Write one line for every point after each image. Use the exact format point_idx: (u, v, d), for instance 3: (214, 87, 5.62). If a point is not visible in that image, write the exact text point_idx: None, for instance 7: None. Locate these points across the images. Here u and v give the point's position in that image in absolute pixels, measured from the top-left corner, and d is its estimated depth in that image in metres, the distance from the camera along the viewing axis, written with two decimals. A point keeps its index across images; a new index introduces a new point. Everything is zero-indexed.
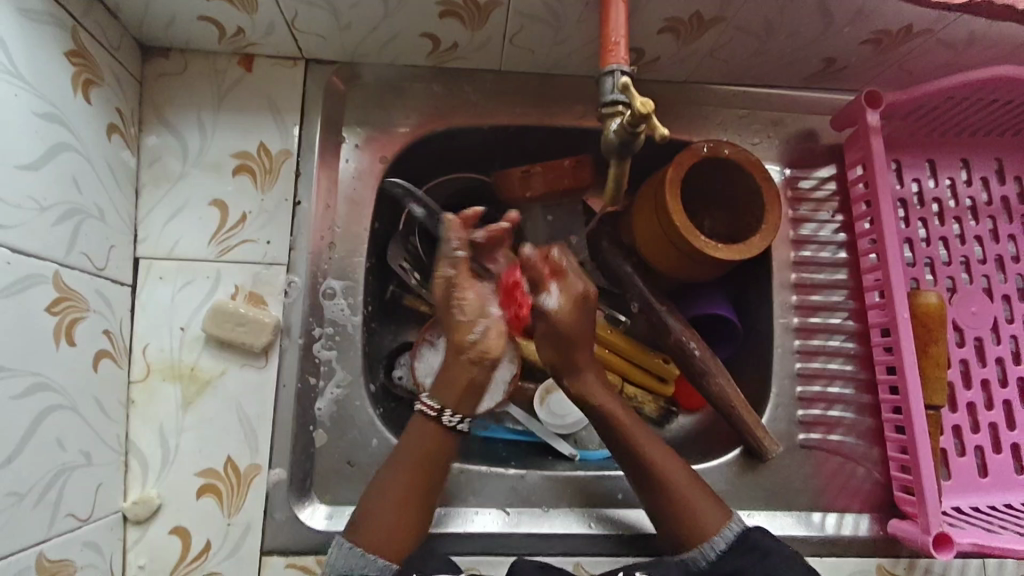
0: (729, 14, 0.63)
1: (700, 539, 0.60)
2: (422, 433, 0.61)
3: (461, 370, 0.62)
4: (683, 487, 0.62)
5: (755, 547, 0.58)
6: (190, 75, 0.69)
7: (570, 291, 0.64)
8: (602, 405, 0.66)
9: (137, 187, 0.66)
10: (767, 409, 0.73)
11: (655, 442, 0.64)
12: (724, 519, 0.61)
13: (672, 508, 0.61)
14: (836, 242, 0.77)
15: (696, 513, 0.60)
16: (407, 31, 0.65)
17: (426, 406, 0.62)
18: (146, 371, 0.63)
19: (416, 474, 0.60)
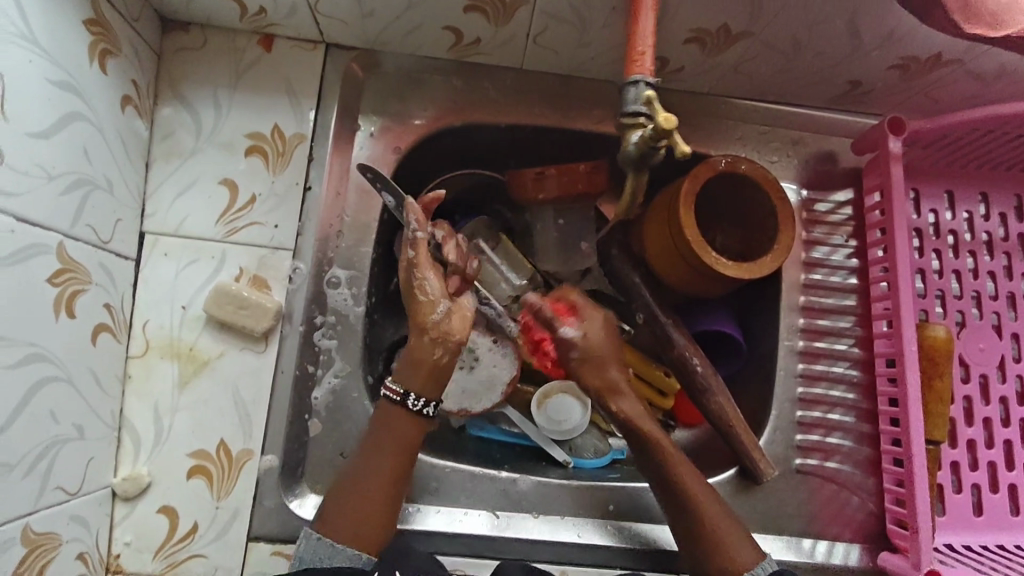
0: (757, 30, 0.62)
1: (734, 574, 0.59)
2: (399, 423, 0.61)
3: (424, 351, 0.61)
4: (718, 520, 0.61)
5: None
6: (209, 52, 0.68)
7: (593, 326, 0.66)
8: (644, 428, 0.64)
9: (147, 161, 0.66)
10: (764, 431, 0.72)
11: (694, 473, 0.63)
12: (757, 556, 0.60)
13: (705, 541, 0.60)
14: (848, 268, 0.76)
15: (732, 549, 0.60)
16: (430, 22, 0.64)
17: (390, 391, 0.61)
18: (145, 347, 0.63)
19: (395, 468, 0.60)
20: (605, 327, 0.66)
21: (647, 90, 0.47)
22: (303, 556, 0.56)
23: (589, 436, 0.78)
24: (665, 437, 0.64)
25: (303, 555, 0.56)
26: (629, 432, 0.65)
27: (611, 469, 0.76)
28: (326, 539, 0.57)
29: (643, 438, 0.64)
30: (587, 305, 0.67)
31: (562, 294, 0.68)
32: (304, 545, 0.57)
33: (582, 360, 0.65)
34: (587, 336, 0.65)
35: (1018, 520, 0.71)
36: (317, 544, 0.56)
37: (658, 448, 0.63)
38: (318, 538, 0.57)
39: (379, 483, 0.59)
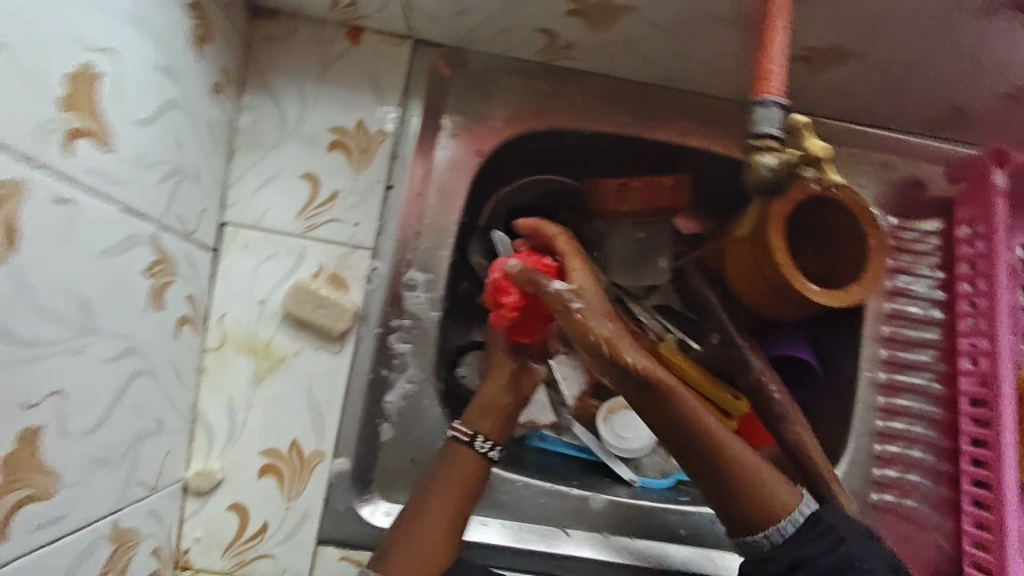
0: (867, 51, 0.59)
1: (770, 516, 0.52)
2: (464, 465, 0.61)
3: (496, 399, 0.65)
4: (753, 463, 0.53)
5: (829, 530, 0.51)
6: (295, 41, 0.66)
7: (584, 277, 0.57)
8: (661, 379, 0.52)
9: (231, 151, 0.64)
10: (840, 462, 0.71)
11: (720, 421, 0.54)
12: (796, 496, 0.53)
13: (742, 492, 0.53)
14: (932, 300, 0.74)
15: (773, 494, 0.53)
16: (526, 23, 0.62)
17: (459, 432, 0.62)
18: (221, 341, 0.62)
19: (453, 509, 0.59)
20: (589, 274, 0.58)
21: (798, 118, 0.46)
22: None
23: (655, 456, 0.76)
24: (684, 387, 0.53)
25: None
26: (638, 386, 0.52)
27: (679, 491, 0.74)
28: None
29: (660, 391, 0.52)
30: (576, 256, 0.60)
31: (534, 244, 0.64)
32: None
33: (583, 314, 0.53)
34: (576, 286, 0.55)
35: None
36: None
37: (678, 403, 0.52)
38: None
39: (437, 522, 0.57)
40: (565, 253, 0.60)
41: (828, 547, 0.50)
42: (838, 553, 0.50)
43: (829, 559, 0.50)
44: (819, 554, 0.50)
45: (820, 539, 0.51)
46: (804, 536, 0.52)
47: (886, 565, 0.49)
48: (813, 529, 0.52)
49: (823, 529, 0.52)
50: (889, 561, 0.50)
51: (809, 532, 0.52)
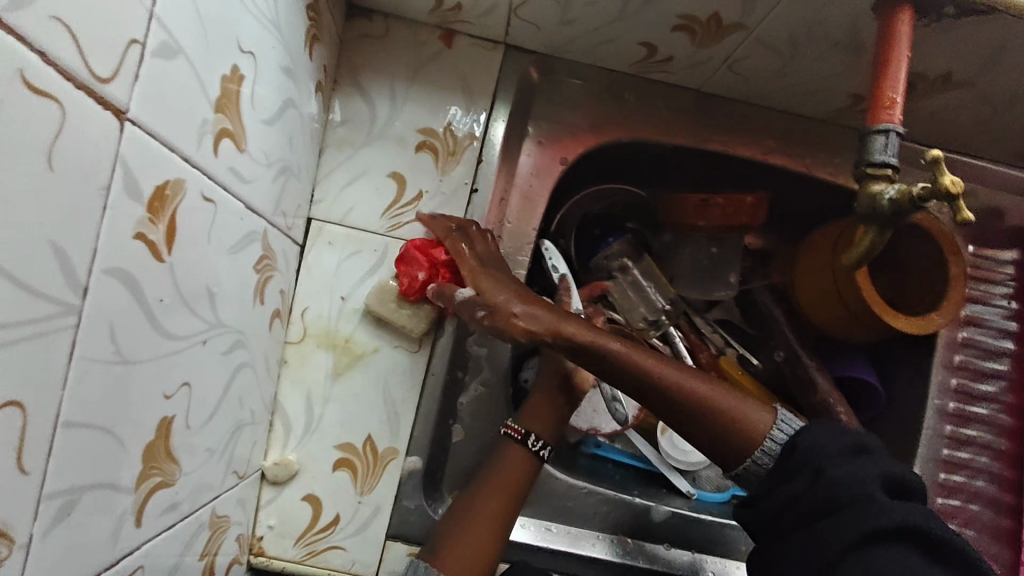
0: (978, 82, 0.59)
1: (750, 443, 0.51)
2: (514, 464, 0.61)
3: (545, 403, 0.65)
4: (715, 393, 0.53)
5: (809, 459, 0.48)
6: (390, 41, 0.67)
7: (481, 278, 0.58)
8: (581, 340, 0.55)
9: (322, 147, 0.65)
10: (917, 454, 0.71)
11: (665, 363, 0.55)
12: (767, 413, 0.53)
13: (712, 425, 0.52)
14: (1005, 331, 0.74)
15: (743, 420, 0.52)
16: (627, 36, 0.62)
17: (511, 429, 0.63)
18: (302, 334, 0.63)
19: (499, 510, 0.59)
20: (490, 270, 0.59)
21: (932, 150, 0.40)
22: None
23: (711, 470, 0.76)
24: (613, 341, 0.55)
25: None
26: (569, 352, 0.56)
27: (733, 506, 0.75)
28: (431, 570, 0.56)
29: (588, 350, 0.55)
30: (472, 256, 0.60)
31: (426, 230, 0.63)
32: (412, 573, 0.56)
33: (489, 316, 0.57)
34: (481, 288, 0.58)
35: None
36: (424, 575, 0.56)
37: (615, 358, 0.54)
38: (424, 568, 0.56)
39: (483, 520, 0.58)
40: (460, 258, 0.59)
41: (810, 481, 0.47)
42: (818, 484, 0.47)
43: (811, 493, 0.47)
44: (799, 491, 0.47)
45: (798, 469, 0.48)
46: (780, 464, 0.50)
47: (875, 482, 0.46)
48: (791, 455, 0.49)
49: (800, 459, 0.49)
50: (878, 475, 0.46)
51: (787, 463, 0.49)
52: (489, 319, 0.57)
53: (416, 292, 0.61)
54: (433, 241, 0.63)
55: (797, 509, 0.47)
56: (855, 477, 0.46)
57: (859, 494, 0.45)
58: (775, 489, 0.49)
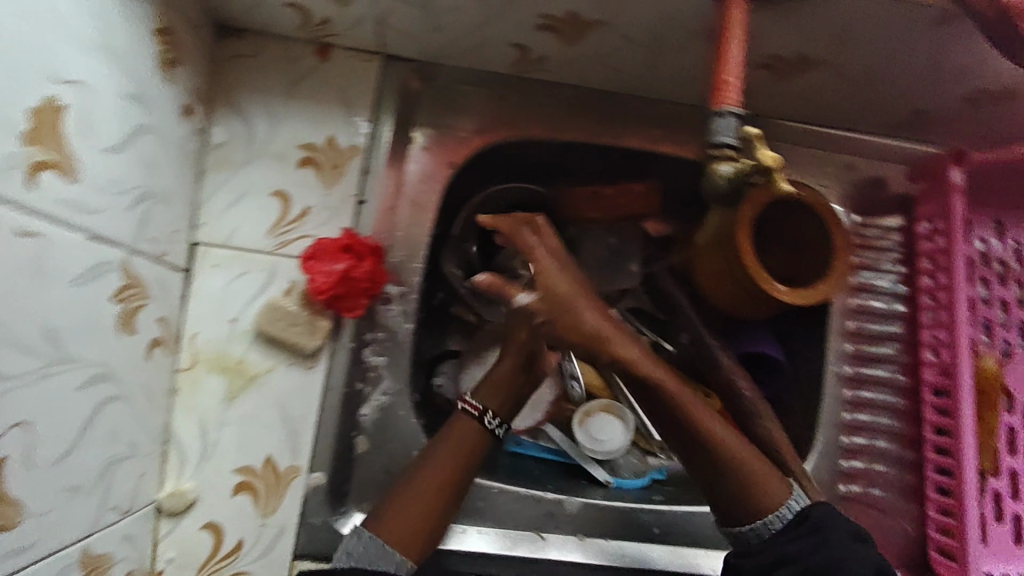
0: (834, 59, 0.60)
1: (763, 510, 0.56)
2: (465, 432, 0.64)
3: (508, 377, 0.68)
4: (748, 458, 0.57)
5: (815, 529, 0.53)
6: (264, 60, 0.66)
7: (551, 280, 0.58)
8: (639, 366, 0.58)
9: (201, 170, 0.64)
10: (810, 455, 0.73)
11: (719, 423, 0.58)
12: (784, 487, 0.57)
13: (734, 485, 0.57)
14: (895, 294, 0.76)
15: (762, 488, 0.56)
16: (497, 39, 0.62)
17: (469, 406, 0.65)
18: (193, 360, 0.62)
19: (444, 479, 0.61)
20: (563, 271, 0.59)
21: (749, 128, 0.46)
22: (353, 550, 0.57)
23: (629, 457, 0.78)
24: (687, 396, 0.58)
25: (354, 550, 0.57)
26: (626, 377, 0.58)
27: (653, 491, 0.76)
28: (377, 538, 0.58)
29: (644, 380, 0.58)
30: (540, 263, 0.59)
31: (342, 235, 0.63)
32: (353, 542, 0.58)
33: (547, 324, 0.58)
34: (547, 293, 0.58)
35: None
36: (369, 544, 0.57)
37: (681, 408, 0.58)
38: (370, 536, 0.58)
39: (424, 491, 0.60)
40: (529, 256, 0.60)
41: (812, 547, 0.52)
42: (820, 553, 0.51)
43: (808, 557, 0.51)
44: (800, 554, 0.51)
45: (804, 536, 0.53)
46: (786, 531, 0.54)
47: (865, 563, 0.50)
48: (798, 526, 0.54)
49: (807, 527, 0.54)
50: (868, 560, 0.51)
51: (795, 528, 0.54)
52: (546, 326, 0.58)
53: (332, 283, 0.61)
54: (346, 238, 0.62)
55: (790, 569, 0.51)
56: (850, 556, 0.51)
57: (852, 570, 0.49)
58: (774, 544, 0.54)
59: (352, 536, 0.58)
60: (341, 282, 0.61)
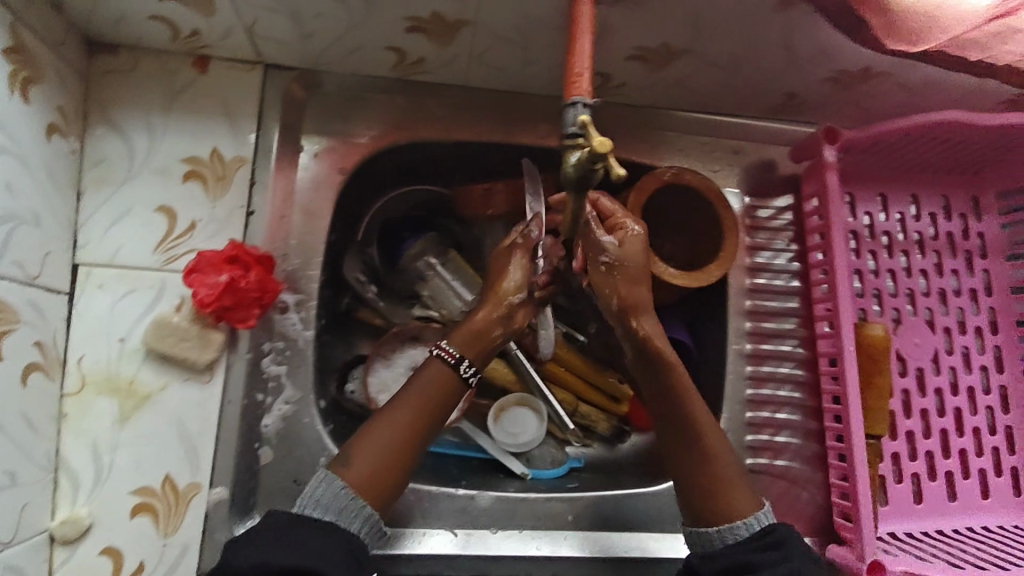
0: (696, 49, 0.62)
1: (726, 517, 0.59)
2: (439, 383, 0.63)
3: (485, 323, 0.65)
4: (729, 468, 0.61)
5: (781, 543, 0.55)
6: (140, 74, 0.65)
7: (634, 242, 0.61)
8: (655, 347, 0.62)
9: (78, 190, 0.63)
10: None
11: (716, 434, 0.62)
12: (756, 504, 0.60)
13: (714, 488, 0.60)
14: (790, 272, 0.79)
15: (735, 497, 0.60)
16: (371, 42, 0.63)
17: (444, 353, 0.64)
18: (80, 384, 0.61)
19: (414, 432, 0.61)
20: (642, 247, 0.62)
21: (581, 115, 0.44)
22: (321, 497, 0.56)
23: (546, 447, 0.79)
24: (698, 403, 0.62)
25: (323, 499, 0.56)
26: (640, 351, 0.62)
27: (568, 478, 0.78)
28: (349, 488, 0.56)
29: (653, 356, 0.62)
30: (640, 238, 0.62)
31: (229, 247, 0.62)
32: (323, 487, 0.56)
33: (611, 268, 0.61)
34: (623, 248, 0.60)
35: (953, 506, 0.76)
36: (339, 493, 0.56)
37: (690, 414, 0.62)
38: (342, 486, 0.56)
39: (396, 442, 0.60)
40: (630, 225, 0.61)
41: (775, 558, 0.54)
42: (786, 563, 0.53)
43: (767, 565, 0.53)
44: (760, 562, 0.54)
45: (766, 549, 0.55)
46: (751, 540, 0.57)
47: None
48: (763, 537, 0.56)
49: (773, 539, 0.56)
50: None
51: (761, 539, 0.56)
52: (606, 266, 0.60)
53: (217, 295, 0.60)
54: (230, 250, 0.62)
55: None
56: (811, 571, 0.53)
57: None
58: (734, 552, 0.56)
59: (321, 481, 0.57)
60: (224, 294, 0.61)
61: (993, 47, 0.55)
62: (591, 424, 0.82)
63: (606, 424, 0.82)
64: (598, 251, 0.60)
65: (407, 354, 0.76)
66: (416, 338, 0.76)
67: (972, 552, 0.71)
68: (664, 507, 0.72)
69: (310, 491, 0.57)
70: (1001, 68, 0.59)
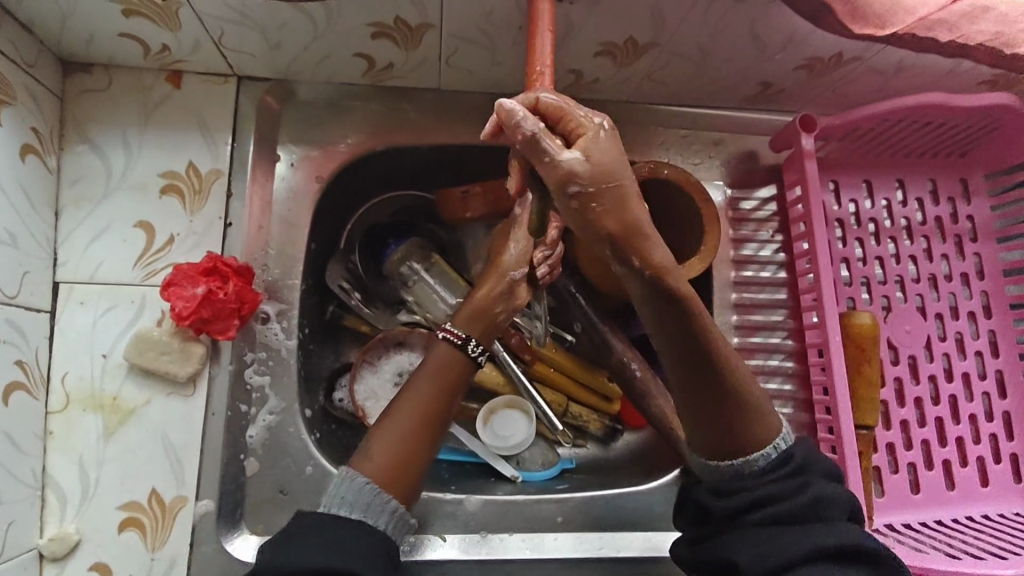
0: (662, 40, 0.63)
1: (754, 445, 0.53)
2: (445, 362, 0.63)
3: (489, 300, 0.66)
4: (755, 391, 0.53)
5: (802, 469, 0.53)
6: (115, 92, 0.66)
7: (599, 143, 0.42)
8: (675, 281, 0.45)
9: (57, 208, 0.63)
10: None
11: (740, 366, 0.52)
12: (778, 425, 0.55)
13: (741, 421, 0.52)
14: (776, 262, 0.78)
15: (762, 422, 0.53)
16: (339, 50, 0.64)
17: (450, 334, 0.64)
18: (65, 402, 0.61)
19: (427, 415, 0.61)
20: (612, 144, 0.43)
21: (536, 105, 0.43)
22: (346, 496, 0.55)
23: (536, 449, 0.79)
24: (720, 335, 0.50)
25: (348, 497, 0.55)
26: (659, 293, 0.46)
27: (558, 480, 0.77)
28: (374, 483, 0.56)
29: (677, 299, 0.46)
30: (610, 134, 0.43)
31: (205, 258, 0.63)
32: (346, 486, 0.56)
33: (587, 200, 0.42)
34: (595, 159, 0.41)
35: (953, 495, 0.74)
36: (364, 488, 0.55)
37: (716, 353, 0.49)
38: (366, 482, 0.56)
39: (410, 429, 0.59)
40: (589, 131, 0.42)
41: (795, 490, 0.52)
42: (806, 494, 0.51)
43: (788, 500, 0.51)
44: (781, 497, 0.52)
45: (787, 478, 0.53)
46: (773, 468, 0.53)
47: (841, 507, 0.53)
48: (783, 466, 0.53)
49: (795, 466, 0.53)
50: (845, 504, 0.53)
51: (779, 468, 0.53)
52: (581, 198, 0.42)
53: (194, 308, 0.60)
54: (206, 263, 0.62)
55: (767, 512, 0.51)
56: (830, 501, 0.52)
57: (826, 513, 0.52)
58: (753, 485, 0.53)
59: (342, 480, 0.56)
60: (200, 308, 0.61)
61: (962, 26, 0.55)
62: (584, 425, 0.81)
63: (599, 424, 0.82)
64: (569, 175, 0.41)
65: (393, 360, 0.76)
66: (401, 343, 0.76)
67: (973, 542, 0.69)
68: (656, 505, 0.72)
69: (332, 489, 0.56)
70: (975, 48, 0.57)
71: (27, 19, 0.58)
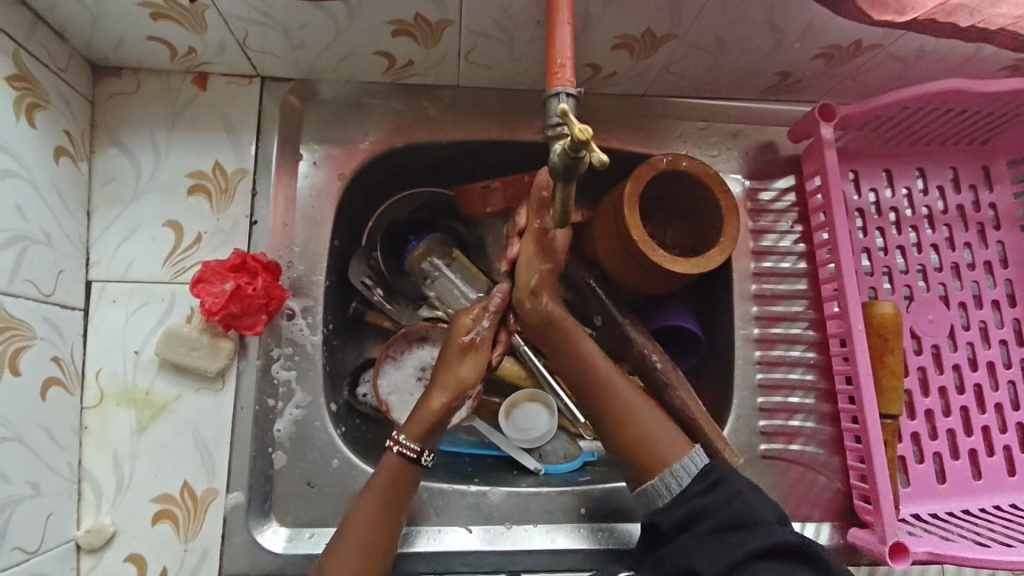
0: (680, 31, 0.63)
1: (661, 468, 0.61)
2: (397, 471, 0.62)
3: (441, 412, 0.63)
4: (653, 418, 0.63)
5: (717, 479, 0.58)
6: (143, 95, 0.67)
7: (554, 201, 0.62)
8: (541, 304, 0.65)
9: (88, 209, 0.65)
10: (727, 422, 0.74)
11: (627, 392, 0.65)
12: (686, 448, 0.62)
13: (627, 440, 0.63)
14: (796, 253, 0.78)
15: (665, 448, 0.61)
16: (360, 48, 0.65)
17: (406, 449, 0.62)
18: (99, 397, 0.63)
19: (382, 516, 0.61)
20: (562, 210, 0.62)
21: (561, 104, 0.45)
22: None
23: (558, 441, 0.79)
24: (602, 363, 0.66)
25: None
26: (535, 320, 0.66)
27: (581, 472, 0.78)
28: None
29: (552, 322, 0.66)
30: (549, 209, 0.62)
31: (236, 253, 0.64)
32: None
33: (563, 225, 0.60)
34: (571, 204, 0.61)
35: (979, 485, 0.74)
36: None
37: (596, 376, 0.65)
38: None
39: (365, 533, 0.60)
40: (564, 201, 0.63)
41: (726, 499, 0.56)
42: (734, 503, 0.55)
43: (724, 505, 0.56)
44: (716, 507, 0.56)
45: (713, 488, 0.57)
46: (697, 481, 0.59)
47: (769, 513, 0.55)
48: (704, 477, 0.59)
49: (714, 478, 0.58)
50: (772, 508, 0.56)
51: (704, 479, 0.58)
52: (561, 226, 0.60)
53: (223, 303, 0.62)
54: (236, 260, 0.64)
55: (708, 521, 0.55)
56: (758, 507, 0.55)
57: (760, 518, 0.55)
58: (689, 497, 0.58)
59: None
60: (227, 304, 0.62)
61: (982, 10, 0.55)
62: None
63: None
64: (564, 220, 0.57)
65: (415, 356, 0.76)
66: (424, 338, 0.77)
67: (999, 530, 0.69)
68: None
69: None
70: (997, 32, 0.56)
71: (59, 24, 0.59)
